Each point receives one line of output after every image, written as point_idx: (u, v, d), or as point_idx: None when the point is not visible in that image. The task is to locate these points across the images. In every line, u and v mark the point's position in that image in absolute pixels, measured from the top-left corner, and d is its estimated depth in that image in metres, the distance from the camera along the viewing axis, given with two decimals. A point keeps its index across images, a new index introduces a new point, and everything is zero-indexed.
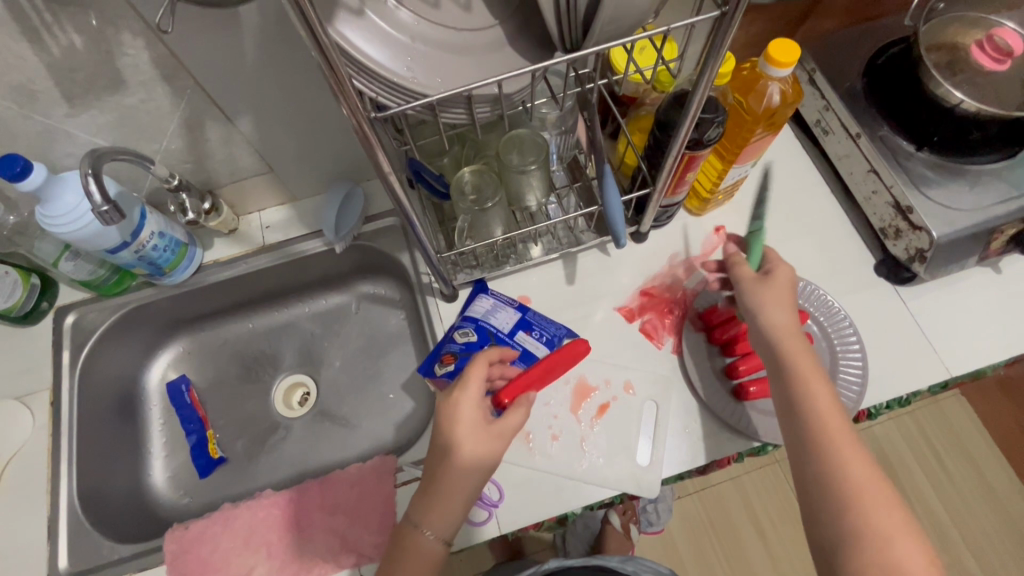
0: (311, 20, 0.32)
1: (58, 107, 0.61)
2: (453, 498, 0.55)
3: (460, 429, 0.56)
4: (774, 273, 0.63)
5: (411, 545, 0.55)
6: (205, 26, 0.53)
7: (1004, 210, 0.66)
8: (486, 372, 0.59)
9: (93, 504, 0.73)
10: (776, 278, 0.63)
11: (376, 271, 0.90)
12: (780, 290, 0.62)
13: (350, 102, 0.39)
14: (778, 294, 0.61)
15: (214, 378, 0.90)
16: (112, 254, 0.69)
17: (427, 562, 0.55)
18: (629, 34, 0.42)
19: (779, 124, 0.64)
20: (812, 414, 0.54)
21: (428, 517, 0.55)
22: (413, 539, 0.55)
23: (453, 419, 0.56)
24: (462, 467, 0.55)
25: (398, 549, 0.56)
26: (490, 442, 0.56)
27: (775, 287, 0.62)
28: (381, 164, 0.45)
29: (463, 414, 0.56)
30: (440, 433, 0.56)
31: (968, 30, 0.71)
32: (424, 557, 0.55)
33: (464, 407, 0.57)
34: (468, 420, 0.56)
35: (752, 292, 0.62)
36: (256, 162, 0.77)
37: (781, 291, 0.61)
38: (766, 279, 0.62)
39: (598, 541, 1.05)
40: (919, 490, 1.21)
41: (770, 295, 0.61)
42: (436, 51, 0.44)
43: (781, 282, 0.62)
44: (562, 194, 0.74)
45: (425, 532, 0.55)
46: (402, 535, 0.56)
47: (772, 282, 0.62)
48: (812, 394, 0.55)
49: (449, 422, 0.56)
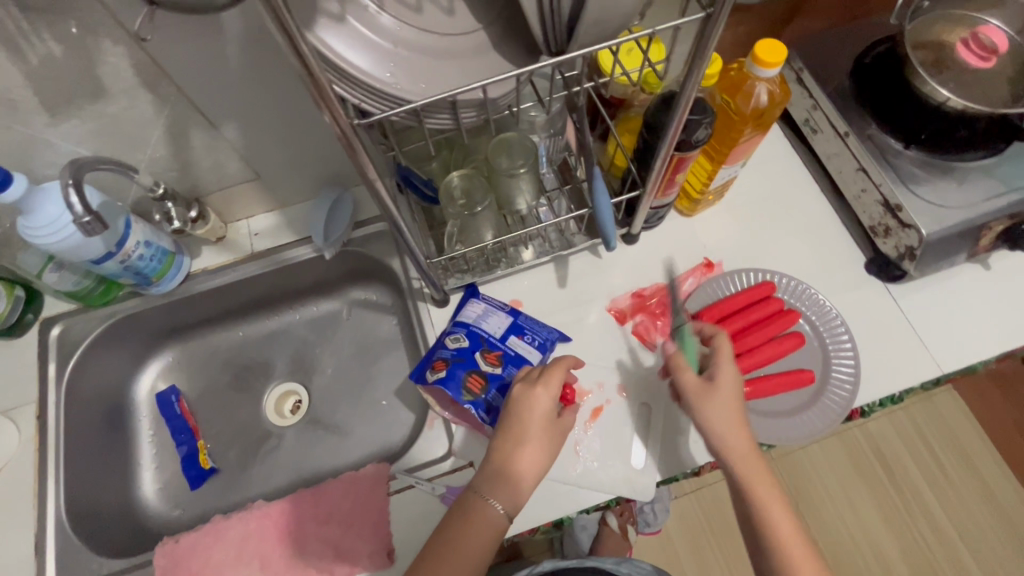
0: (289, 28, 0.32)
1: (39, 117, 0.60)
2: (525, 477, 0.57)
3: (541, 416, 0.58)
4: (718, 381, 0.58)
5: (481, 520, 0.54)
6: (186, 33, 0.53)
7: (992, 206, 0.66)
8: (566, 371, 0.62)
9: (81, 518, 0.72)
10: (722, 389, 0.58)
11: (367, 277, 0.90)
12: (726, 402, 0.57)
13: (332, 109, 0.38)
14: (725, 409, 0.57)
15: (204, 387, 0.89)
16: (97, 264, 0.68)
17: (490, 535, 0.54)
18: (614, 37, 0.42)
19: (767, 124, 0.64)
20: (772, 539, 0.53)
21: (503, 491, 0.56)
22: (485, 513, 0.55)
23: (535, 405, 0.59)
24: (541, 449, 0.58)
25: (464, 520, 0.55)
26: (560, 429, 0.60)
27: (721, 402, 0.57)
28: (366, 171, 0.44)
29: (545, 399, 0.59)
30: (519, 418, 0.58)
31: (954, 28, 0.71)
32: (491, 533, 0.54)
33: (546, 395, 0.59)
34: (550, 410, 0.59)
35: (700, 414, 0.57)
36: (242, 169, 0.76)
37: (730, 405, 0.57)
38: (712, 393, 0.58)
39: (595, 542, 1.05)
40: (914, 486, 1.21)
41: (716, 414, 0.57)
42: (419, 56, 0.44)
43: (727, 394, 0.57)
44: (553, 197, 0.73)
45: (497, 506, 0.55)
46: (465, 509, 0.55)
47: (717, 396, 0.57)
48: (770, 519, 0.53)
49: (532, 407, 0.59)
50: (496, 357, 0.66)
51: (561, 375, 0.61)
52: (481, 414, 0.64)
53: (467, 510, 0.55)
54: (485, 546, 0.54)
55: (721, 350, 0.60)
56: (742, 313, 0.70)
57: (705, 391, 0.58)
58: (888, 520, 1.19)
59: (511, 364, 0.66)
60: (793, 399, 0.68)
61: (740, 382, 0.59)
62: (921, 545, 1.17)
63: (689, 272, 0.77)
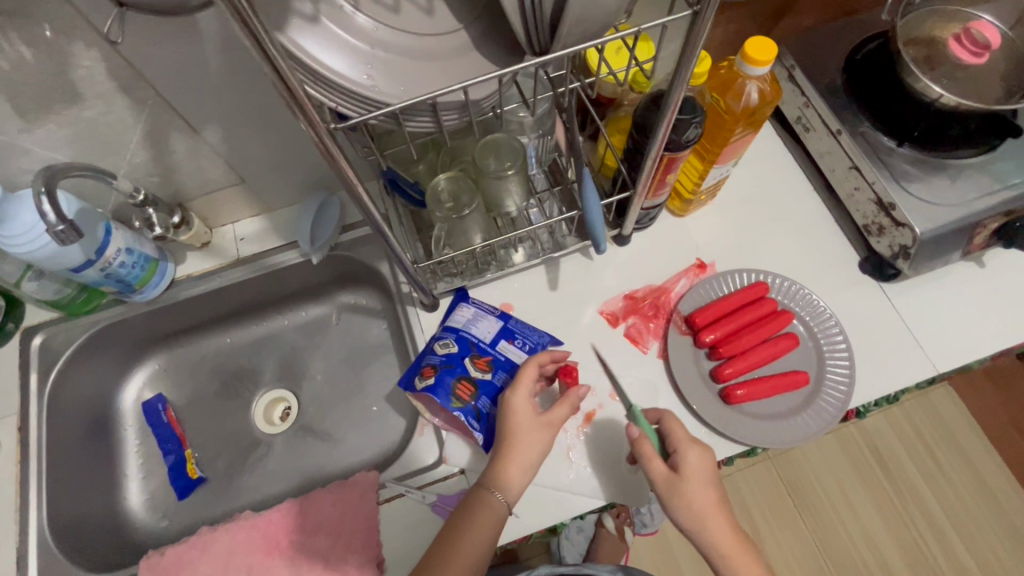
0: (256, 30, 0.31)
1: (12, 123, 0.59)
2: (514, 466, 0.58)
3: (518, 416, 0.60)
4: (687, 473, 0.57)
5: (478, 512, 0.56)
6: (161, 35, 0.51)
7: (986, 204, 0.65)
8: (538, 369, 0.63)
9: (65, 531, 0.71)
10: (694, 479, 0.57)
11: (357, 281, 0.88)
12: (697, 491, 0.56)
13: (307, 114, 0.37)
14: (698, 501, 0.56)
15: (191, 395, 0.88)
16: (77, 273, 0.67)
17: (491, 524, 0.56)
18: (599, 36, 0.40)
19: (760, 122, 0.62)
20: None
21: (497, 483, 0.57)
22: (481, 504, 0.56)
23: (513, 398, 0.60)
24: (523, 444, 0.58)
25: (465, 515, 0.56)
26: (548, 422, 0.60)
27: (694, 496, 0.56)
28: (346, 177, 0.43)
29: (519, 397, 0.60)
30: (500, 421, 0.60)
31: (945, 24, 0.70)
32: (489, 524, 0.55)
33: (520, 391, 0.61)
34: (524, 406, 0.60)
35: (675, 507, 0.57)
36: (226, 174, 0.75)
37: (703, 494, 0.56)
38: (684, 488, 0.56)
39: (592, 545, 1.04)
40: (912, 484, 1.21)
41: (687, 509, 0.56)
42: (397, 57, 0.42)
43: (698, 483, 0.57)
44: (543, 199, 0.72)
45: (494, 497, 0.56)
46: (467, 506, 0.57)
47: (689, 489, 0.56)
48: None
49: (510, 400, 0.60)
50: (486, 363, 0.65)
51: (534, 368, 0.62)
52: (471, 421, 0.63)
53: (468, 504, 0.57)
54: (485, 536, 0.55)
55: (682, 438, 0.59)
56: (735, 315, 0.69)
57: (676, 485, 0.56)
58: (886, 519, 1.18)
59: (501, 369, 0.65)
60: (788, 401, 0.67)
61: (707, 462, 0.58)
62: (919, 543, 1.16)
63: (681, 274, 0.76)
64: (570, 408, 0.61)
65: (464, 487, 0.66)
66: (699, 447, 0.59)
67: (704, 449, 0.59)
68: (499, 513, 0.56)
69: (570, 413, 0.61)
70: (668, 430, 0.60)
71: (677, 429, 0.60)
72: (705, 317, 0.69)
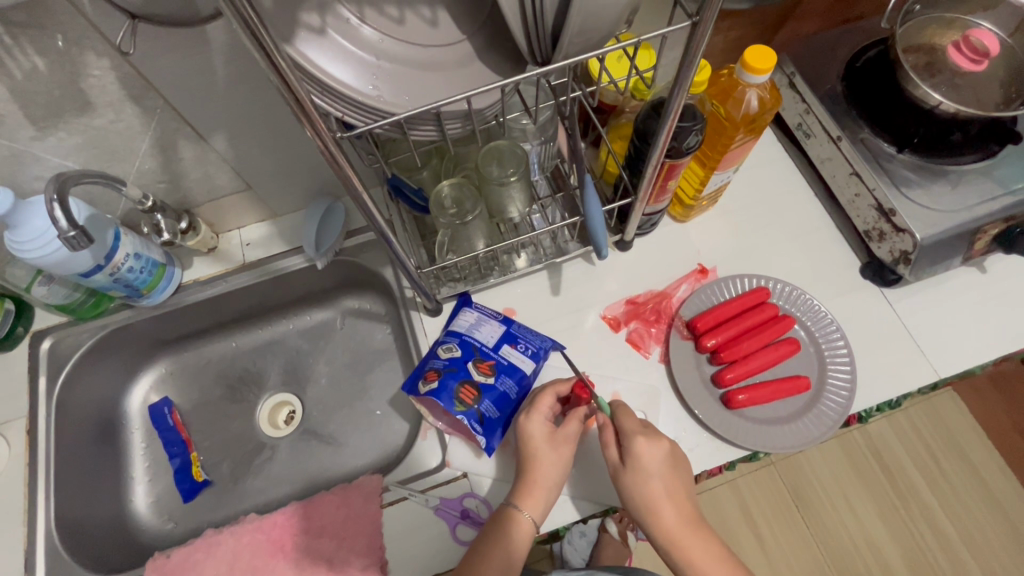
0: (264, 42, 0.32)
1: (25, 131, 0.60)
2: (546, 482, 0.60)
3: (535, 444, 0.62)
4: (630, 464, 0.58)
5: (506, 528, 0.58)
6: (171, 46, 0.52)
7: (987, 209, 0.66)
8: (549, 397, 0.64)
9: (72, 534, 0.72)
10: (638, 471, 0.58)
11: (361, 286, 0.89)
12: (645, 478, 0.58)
13: (314, 123, 0.38)
14: (640, 489, 0.58)
15: (197, 399, 0.89)
16: (86, 277, 0.68)
17: (523, 542, 0.57)
18: (600, 46, 0.41)
19: (760, 128, 0.63)
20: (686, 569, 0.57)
21: (523, 499, 0.59)
22: (509, 522, 0.58)
23: (527, 422, 0.63)
24: (545, 467, 0.61)
25: (498, 532, 0.58)
26: (565, 440, 0.62)
27: (636, 485, 0.58)
28: (352, 185, 0.44)
29: (535, 423, 0.63)
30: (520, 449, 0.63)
31: (945, 31, 0.71)
32: (519, 541, 0.57)
33: (535, 417, 0.63)
34: (538, 436, 0.62)
35: (624, 493, 0.59)
36: (233, 180, 0.76)
37: (647, 484, 0.58)
38: (627, 475, 0.59)
39: (595, 549, 1.00)
40: (916, 490, 1.19)
41: (636, 493, 0.58)
42: (401, 68, 0.43)
43: (641, 473, 0.58)
44: (545, 205, 0.73)
45: (519, 514, 0.59)
46: (499, 521, 0.59)
47: (632, 477, 0.58)
48: (693, 564, 0.57)
49: (524, 425, 0.63)
50: (489, 367, 0.65)
51: (549, 393, 0.65)
52: (474, 425, 0.63)
53: (496, 520, 0.60)
54: (515, 552, 0.57)
55: (629, 428, 0.60)
56: (737, 320, 0.70)
57: (628, 470, 0.59)
58: (889, 524, 1.17)
59: (504, 374, 0.65)
60: (790, 405, 0.68)
61: (661, 454, 0.59)
62: (922, 546, 1.16)
63: (683, 279, 0.77)
64: (580, 423, 0.64)
65: (468, 490, 0.66)
66: (646, 437, 0.59)
67: (652, 440, 0.59)
68: (526, 529, 0.58)
69: (580, 428, 0.64)
70: (619, 421, 0.61)
71: (628, 419, 0.61)
72: (706, 322, 0.70)
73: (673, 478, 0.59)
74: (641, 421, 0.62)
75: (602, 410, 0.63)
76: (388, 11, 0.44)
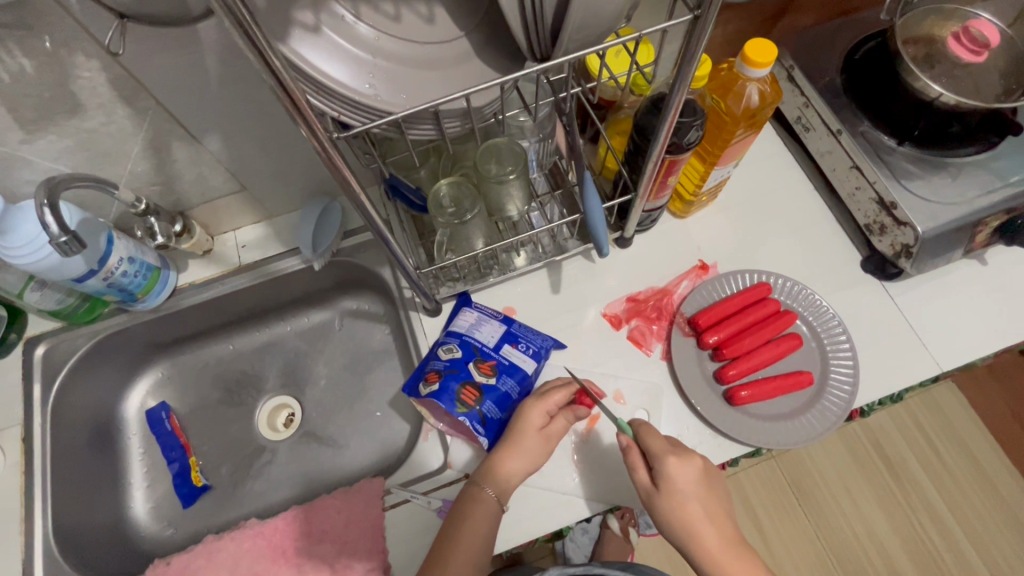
0: (257, 41, 0.31)
1: (14, 134, 0.59)
2: (517, 465, 0.60)
3: (525, 430, 0.62)
4: (665, 487, 0.58)
5: (469, 505, 0.58)
6: (161, 45, 0.51)
7: (987, 202, 0.65)
8: (559, 395, 0.64)
9: (71, 542, 0.71)
10: (673, 492, 0.57)
11: (359, 286, 0.88)
12: (679, 499, 0.57)
13: (309, 122, 0.37)
14: (677, 513, 0.57)
15: (194, 403, 0.88)
16: (79, 282, 0.67)
17: (484, 521, 0.58)
18: (601, 41, 0.40)
19: (760, 123, 0.62)
20: None
21: (492, 479, 0.60)
22: (472, 499, 0.59)
23: (529, 408, 0.63)
24: (518, 453, 0.61)
25: (461, 509, 0.59)
26: (550, 438, 0.63)
27: (674, 507, 0.57)
28: (349, 186, 0.43)
29: (537, 414, 0.63)
30: (509, 428, 0.63)
31: (944, 22, 0.70)
32: (478, 518, 0.58)
33: (538, 407, 0.63)
34: (528, 425, 0.62)
35: (660, 516, 0.59)
36: (227, 182, 0.75)
37: (683, 505, 0.57)
38: (663, 499, 0.58)
39: (597, 546, 0.99)
40: (917, 482, 1.20)
41: (672, 515, 0.58)
42: (397, 66, 0.43)
43: (677, 495, 0.57)
44: (544, 202, 0.72)
45: (482, 492, 0.59)
46: (465, 499, 0.59)
47: (668, 500, 0.58)
48: None
49: (525, 409, 0.63)
50: (490, 367, 0.65)
51: (562, 389, 0.64)
52: (476, 426, 0.63)
53: (461, 498, 0.60)
54: (476, 532, 0.57)
55: (657, 450, 0.58)
56: (737, 316, 0.69)
57: (664, 494, 0.58)
58: (891, 518, 1.18)
59: (505, 374, 0.65)
60: (791, 402, 0.67)
61: (691, 473, 0.58)
62: (924, 540, 1.16)
63: (683, 275, 0.76)
64: (567, 422, 0.64)
65: None
66: (677, 456, 0.58)
67: (683, 459, 0.58)
68: (488, 506, 0.58)
69: (566, 428, 0.64)
70: (644, 441, 0.60)
71: (654, 439, 0.59)
72: (709, 318, 0.69)
73: (711, 496, 0.58)
74: (667, 439, 0.61)
75: (624, 431, 0.61)
76: (383, 8, 0.43)
